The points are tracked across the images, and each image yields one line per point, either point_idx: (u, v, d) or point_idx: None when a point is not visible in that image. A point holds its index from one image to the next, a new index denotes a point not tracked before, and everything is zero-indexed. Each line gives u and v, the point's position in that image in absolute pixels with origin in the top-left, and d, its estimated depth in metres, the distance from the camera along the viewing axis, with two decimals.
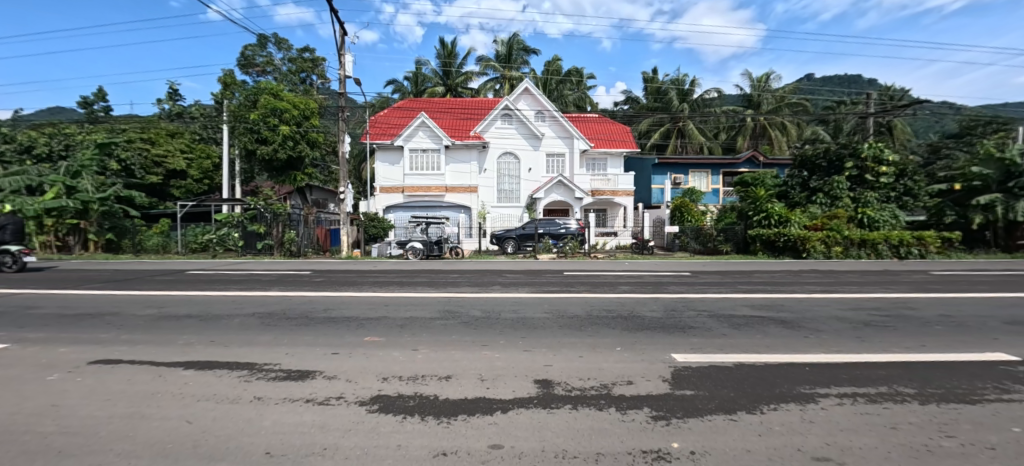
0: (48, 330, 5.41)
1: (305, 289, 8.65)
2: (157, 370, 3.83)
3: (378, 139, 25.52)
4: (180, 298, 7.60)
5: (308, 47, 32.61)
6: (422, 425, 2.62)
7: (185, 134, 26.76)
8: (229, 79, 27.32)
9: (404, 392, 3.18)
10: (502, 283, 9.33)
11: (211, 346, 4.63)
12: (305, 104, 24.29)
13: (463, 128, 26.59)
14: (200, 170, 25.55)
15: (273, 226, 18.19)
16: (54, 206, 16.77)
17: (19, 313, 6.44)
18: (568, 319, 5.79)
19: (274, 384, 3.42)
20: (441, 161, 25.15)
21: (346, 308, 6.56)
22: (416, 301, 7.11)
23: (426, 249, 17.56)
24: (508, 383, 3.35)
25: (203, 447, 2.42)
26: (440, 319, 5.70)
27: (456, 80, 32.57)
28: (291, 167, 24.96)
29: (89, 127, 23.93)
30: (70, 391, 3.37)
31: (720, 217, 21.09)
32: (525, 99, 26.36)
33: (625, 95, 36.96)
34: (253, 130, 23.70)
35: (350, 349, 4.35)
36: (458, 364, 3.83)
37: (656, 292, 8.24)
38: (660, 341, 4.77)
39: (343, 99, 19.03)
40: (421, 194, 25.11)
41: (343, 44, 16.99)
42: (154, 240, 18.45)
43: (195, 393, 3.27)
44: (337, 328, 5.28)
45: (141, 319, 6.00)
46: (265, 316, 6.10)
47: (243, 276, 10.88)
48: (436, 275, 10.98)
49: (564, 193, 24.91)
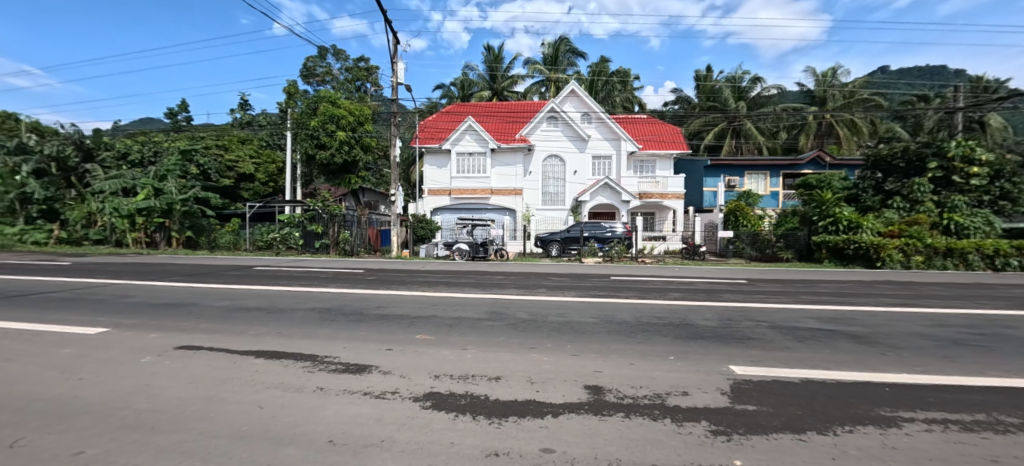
0: (140, 317, 6.06)
1: (360, 286, 9.07)
2: (232, 357, 4.16)
3: (427, 143, 26.31)
4: (250, 291, 8.26)
5: (363, 57, 34.36)
6: (473, 424, 2.65)
7: (253, 140, 29.12)
8: (293, 89, 29.23)
9: (455, 390, 3.24)
10: (548, 286, 9.29)
11: (275, 337, 4.96)
12: (360, 110, 25.66)
13: (509, 131, 26.80)
14: (267, 173, 28.00)
15: (330, 226, 19.26)
16: (144, 207, 18.83)
17: (118, 301, 7.29)
18: (616, 324, 5.65)
19: (335, 376, 3.60)
20: (487, 164, 25.49)
21: (397, 306, 6.83)
22: (463, 301, 7.23)
23: (472, 251, 17.92)
24: (558, 387, 3.32)
25: (273, 431, 2.60)
26: (487, 320, 5.78)
27: (503, 84, 32.96)
28: (346, 171, 26.49)
29: (174, 135, 26.57)
30: (158, 373, 3.74)
31: (781, 222, 19.75)
32: (572, 102, 26.25)
33: (675, 94, 35.68)
34: (313, 135, 25.14)
35: (403, 346, 4.50)
36: (508, 365, 3.85)
37: (709, 300, 7.87)
38: (717, 351, 4.54)
39: (396, 105, 19.76)
40: (468, 197, 25.53)
41: (396, 52, 17.69)
42: (227, 238, 20.19)
43: (265, 380, 3.52)
44: (389, 325, 5.49)
45: (218, 309, 6.57)
46: (324, 311, 6.46)
47: (304, 273, 11.60)
48: (482, 276, 11.13)
49: (610, 196, 24.45)
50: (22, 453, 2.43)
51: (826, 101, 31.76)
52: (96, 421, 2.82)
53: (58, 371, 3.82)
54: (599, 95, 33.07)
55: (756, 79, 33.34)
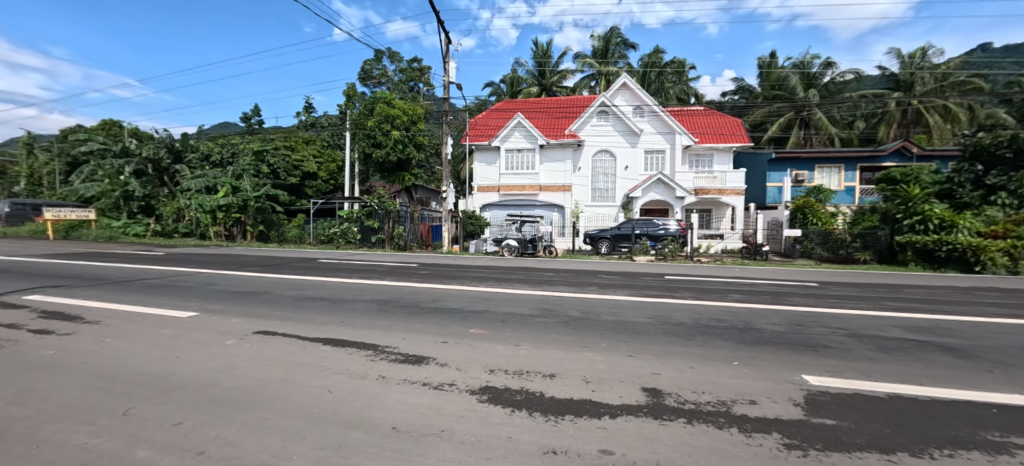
0: (223, 303, 6.67)
1: (414, 280, 9.40)
2: (303, 343, 4.48)
3: (477, 140, 26.72)
4: (315, 282, 8.84)
5: (416, 58, 35.46)
6: (529, 421, 2.66)
7: (316, 141, 31.03)
8: (352, 91, 30.70)
9: (511, 385, 3.27)
10: (599, 284, 9.12)
11: (339, 326, 5.26)
12: (413, 110, 26.57)
13: (558, 127, 26.55)
14: (328, 172, 29.85)
15: (385, 221, 20.21)
16: (224, 203, 20.74)
17: (204, 288, 8.07)
18: (673, 326, 5.44)
19: (395, 366, 3.75)
20: (536, 160, 25.42)
21: (450, 300, 7.00)
22: (514, 297, 7.28)
23: (520, 247, 18.02)
24: (615, 387, 3.25)
25: (342, 415, 2.76)
26: (539, 317, 5.78)
27: (552, 79, 32.71)
28: (400, 168, 27.58)
29: (249, 138, 29.00)
30: (241, 354, 4.11)
31: (857, 219, 18.05)
32: (624, 95, 25.52)
33: (735, 84, 33.60)
34: (370, 135, 26.33)
35: (458, 339, 4.61)
36: (563, 363, 3.82)
37: (775, 303, 7.36)
38: (787, 359, 4.23)
39: (447, 104, 20.19)
40: (516, 193, 25.64)
41: (448, 52, 18.08)
42: (293, 232, 21.71)
43: (333, 366, 3.75)
44: (444, 318, 5.64)
45: (288, 298, 7.09)
46: (382, 303, 6.76)
47: (363, 266, 12.23)
48: (531, 273, 11.14)
49: (664, 192, 23.54)
50: (133, 421, 2.77)
51: (912, 85, 28.52)
52: (190, 395, 3.14)
53: (159, 349, 4.31)
54: (652, 87, 31.87)
55: (829, 64, 30.65)
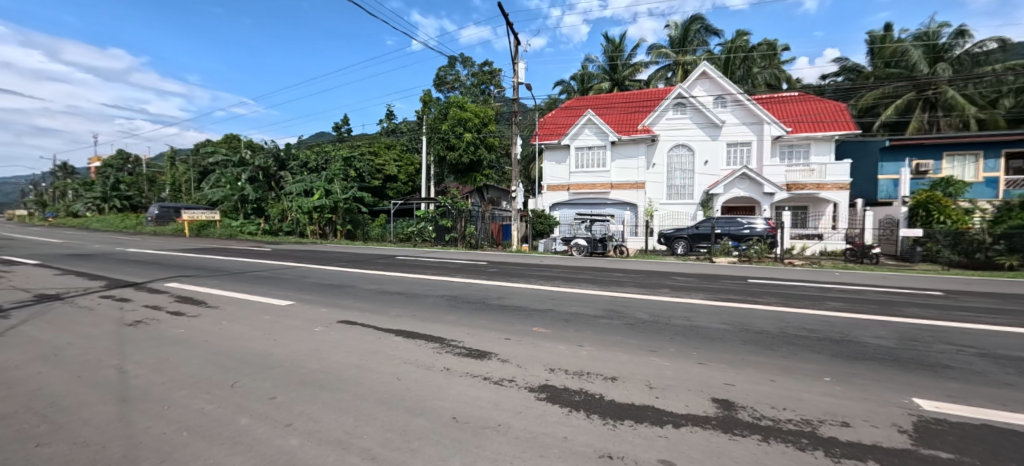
0: (315, 294, 7.43)
1: (482, 277, 9.65)
2: (378, 334, 4.83)
3: (547, 139, 26.66)
4: (393, 278, 9.48)
5: (487, 61, 36.38)
6: (587, 423, 2.62)
7: (397, 146, 33.25)
8: (427, 98, 32.20)
9: (570, 385, 3.24)
10: (672, 286, 8.66)
11: (411, 319, 5.59)
12: (484, 112, 27.37)
13: (631, 122, 25.58)
14: (407, 174, 31.83)
15: (458, 221, 21.10)
16: (319, 205, 23.06)
17: (301, 281, 9.05)
18: (753, 334, 4.98)
19: (460, 359, 3.90)
20: (608, 157, 24.76)
21: (516, 298, 7.09)
22: (579, 297, 7.17)
23: (590, 246, 17.67)
24: (681, 396, 3.07)
25: (407, 402, 2.94)
26: (605, 318, 5.63)
27: (624, 73, 31.68)
28: (472, 169, 28.63)
29: (339, 145, 31.87)
30: (326, 340, 4.56)
31: (1003, 216, 14.97)
32: (703, 84, 23.92)
33: (838, 65, 29.84)
34: (444, 138, 27.56)
35: (521, 337, 4.66)
36: (625, 367, 3.69)
37: (883, 314, 6.41)
38: (892, 377, 3.68)
39: (517, 105, 20.45)
40: (587, 192, 25.22)
41: (517, 53, 18.31)
42: (376, 230, 23.58)
43: (403, 356, 3.99)
44: (508, 316, 5.72)
45: (369, 292, 7.69)
46: (451, 299, 7.04)
47: (436, 263, 12.85)
48: (598, 273, 10.90)
49: (749, 188, 21.65)
50: (238, 392, 3.20)
51: None
52: (283, 374, 3.55)
53: (262, 332, 4.92)
54: (737, 74, 29.43)
55: (961, 34, 26.00)
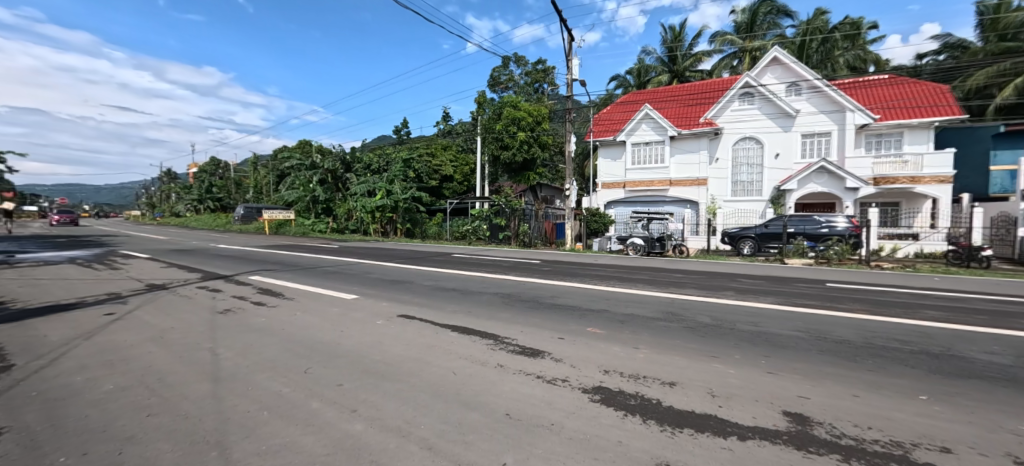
0: (377, 289, 7.85)
1: (535, 276, 9.66)
2: (435, 328, 5.00)
3: (602, 136, 26.06)
4: (449, 274, 9.78)
5: (541, 59, 36.36)
6: (643, 428, 2.54)
7: (452, 147, 34.29)
8: (482, 99, 32.81)
9: (626, 388, 3.16)
10: (738, 289, 8.13)
11: (466, 315, 5.73)
12: (538, 111, 27.34)
13: (692, 115, 24.32)
14: (463, 174, 32.67)
15: (511, 219, 21.29)
16: (381, 205, 24.35)
17: (364, 276, 9.61)
18: (832, 343, 4.54)
19: (514, 357, 3.93)
20: (666, 153, 23.76)
21: (569, 297, 7.02)
22: (635, 298, 6.95)
23: (647, 246, 17.05)
24: (747, 406, 2.88)
25: (462, 396, 3.02)
26: (663, 320, 5.41)
27: (684, 64, 30.25)
28: (526, 168, 28.79)
29: (399, 147, 33.41)
30: (386, 333, 4.81)
31: None
32: (775, 70, 22.19)
33: (940, 42, 26.35)
34: (498, 138, 27.98)
35: (574, 337, 4.61)
36: (685, 372, 3.53)
37: (995, 326, 5.56)
38: (1008, 400, 3.18)
39: (570, 102, 20.25)
40: (643, 189, 24.37)
41: (570, 50, 18.10)
42: (434, 229, 24.46)
43: (458, 351, 4.11)
44: (562, 315, 5.68)
45: (426, 288, 7.99)
46: (505, 296, 7.12)
47: (490, 261, 13.06)
48: (655, 273, 10.51)
49: (828, 183, 19.79)
50: (310, 378, 3.47)
51: None
52: (348, 363, 3.79)
53: (330, 324, 5.29)
54: (814, 58, 26.98)
55: None
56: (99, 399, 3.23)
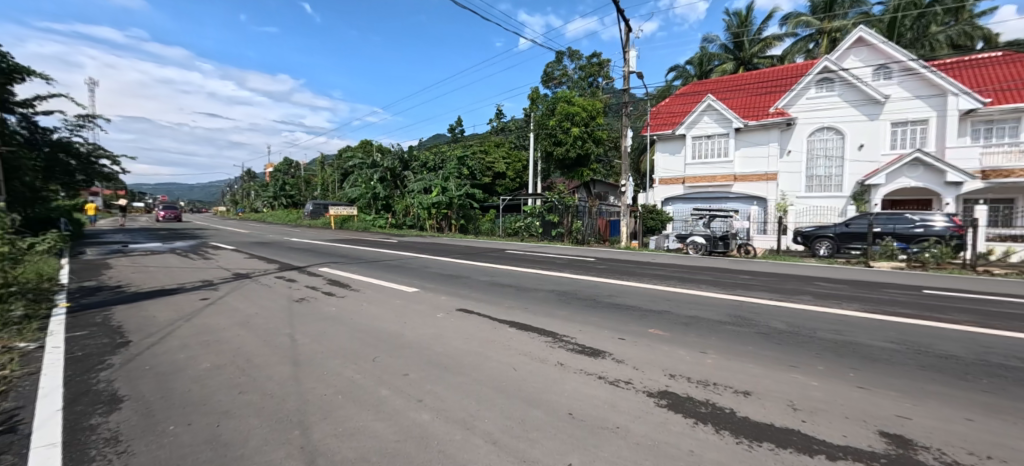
0: (435, 283, 8.10)
1: (591, 274, 9.49)
2: (493, 323, 5.07)
3: (660, 129, 25.01)
4: (504, 270, 9.88)
5: (595, 53, 35.61)
6: (716, 438, 2.40)
7: (505, 144, 34.61)
8: (535, 95, 32.75)
9: (695, 395, 3.00)
10: (815, 293, 7.47)
11: (523, 311, 5.76)
12: (592, 105, 26.78)
13: (761, 105, 22.65)
14: (515, 171, 32.85)
15: (564, 216, 21.14)
16: (437, 201, 25.12)
17: (423, 270, 9.96)
18: (935, 358, 4.03)
19: (573, 356, 3.88)
20: (731, 146, 22.33)
21: (628, 297, 6.82)
22: (699, 300, 6.60)
23: (709, 244, 16.15)
24: (835, 423, 2.62)
25: (523, 392, 3.02)
26: (732, 324, 5.09)
27: (752, 51, 28.25)
28: (579, 164, 28.35)
29: (454, 145, 34.27)
30: (447, 326, 4.95)
31: None
32: (860, 53, 20.09)
33: None
34: (552, 134, 27.78)
35: (636, 338, 4.46)
36: (761, 381, 3.29)
37: None
38: None
39: (628, 95, 19.60)
40: (705, 185, 23.10)
41: (628, 40, 17.50)
42: (487, 225, 24.81)
43: (517, 347, 4.13)
44: (621, 315, 5.53)
45: (482, 283, 8.13)
46: (561, 294, 7.07)
47: (544, 258, 13.02)
48: (719, 274, 9.91)
49: (924, 177, 17.65)
50: (378, 366, 3.65)
51: None
52: (412, 354, 3.94)
53: (394, 315, 5.54)
54: (907, 37, 24.08)
55: None
56: (199, 375, 3.61)
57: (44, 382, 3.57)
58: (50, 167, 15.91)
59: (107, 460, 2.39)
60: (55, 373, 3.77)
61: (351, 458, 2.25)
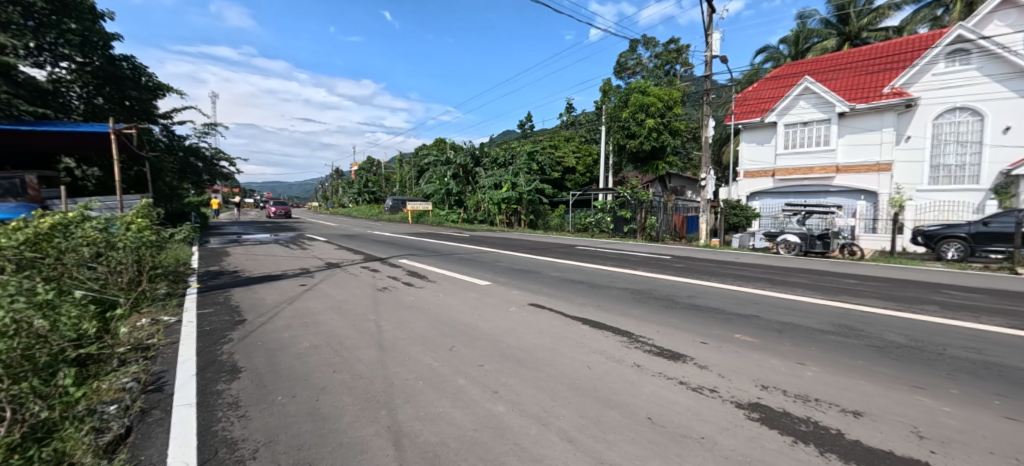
0: (507, 277, 8.24)
1: (668, 273, 9.03)
2: (566, 320, 5.02)
3: (746, 117, 22.98)
4: (575, 267, 9.76)
5: (673, 39, 33.64)
6: (820, 461, 2.15)
7: (575, 138, 34.10)
8: (607, 87, 31.81)
9: (792, 410, 2.72)
10: (943, 303, 6.40)
11: (596, 309, 5.64)
12: (669, 95, 25.41)
13: (872, 84, 19.81)
14: (586, 166, 32.27)
15: (638, 212, 20.34)
16: (507, 196, 25.49)
17: (495, 264, 10.17)
18: None
19: (652, 358, 3.72)
20: (833, 133, 19.87)
21: (710, 298, 6.38)
22: (793, 305, 5.98)
23: (804, 244, 14.51)
24: (977, 458, 2.22)
25: (599, 392, 2.95)
26: (835, 334, 4.55)
27: (860, 24, 24.82)
28: (654, 157, 27.02)
29: (524, 141, 34.51)
30: (519, 320, 4.99)
31: None
32: (1007, 16, 16.73)
33: None
34: (624, 126, 26.81)
35: (720, 343, 4.16)
36: (874, 401, 2.89)
37: None
38: None
39: (710, 82, 18.24)
40: (800, 178, 20.84)
41: (711, 22, 16.27)
42: (556, 220, 24.70)
43: (591, 345, 4.05)
44: (703, 317, 5.19)
45: (553, 279, 8.10)
46: (635, 293, 6.79)
47: (616, 254, 12.64)
48: (817, 277, 8.88)
49: None
50: (454, 355, 3.80)
51: None
52: (487, 346, 4.04)
53: (468, 307, 5.73)
54: None
55: None
56: (301, 353, 4.04)
57: (182, 351, 4.22)
58: (184, 170, 18.73)
59: (230, 421, 2.75)
60: (190, 343, 4.44)
61: (432, 443, 2.36)
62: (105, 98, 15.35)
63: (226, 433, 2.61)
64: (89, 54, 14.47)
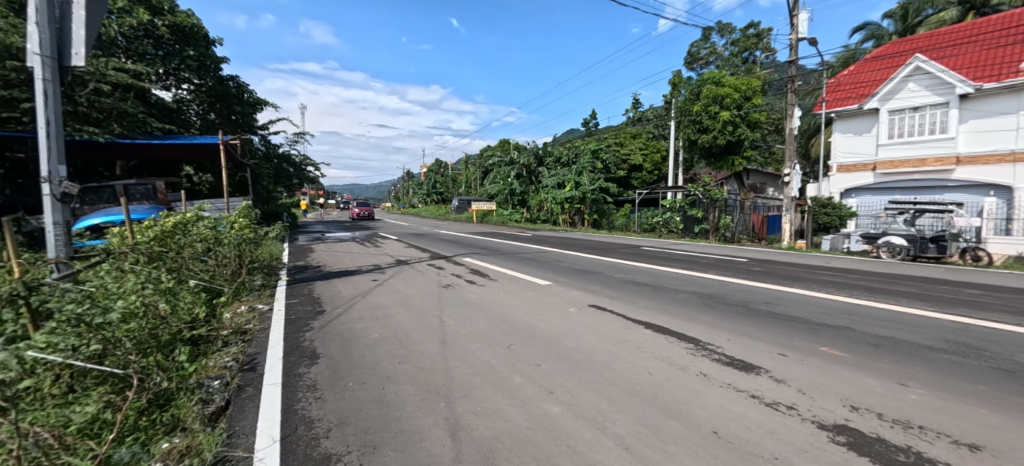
0: (568, 277, 8.16)
1: (743, 276, 8.38)
2: (627, 323, 4.87)
3: (840, 105, 20.58)
4: (640, 268, 9.41)
5: (753, 23, 31.11)
6: None
7: (642, 134, 32.86)
8: (677, 79, 30.25)
9: (888, 437, 2.40)
10: None
11: (660, 313, 5.40)
12: (747, 84, 23.60)
13: (1006, 60, 16.78)
14: (653, 163, 30.98)
15: (710, 211, 19.10)
16: (570, 196, 25.23)
17: (556, 264, 10.11)
18: None
19: (721, 368, 3.48)
20: (953, 119, 17.10)
21: (791, 306, 5.82)
22: (895, 316, 5.26)
23: (912, 248, 12.68)
24: None
25: (660, 400, 2.82)
26: (949, 352, 3.92)
27: None
28: (729, 152, 25.15)
29: (588, 139, 33.93)
30: (579, 322, 4.92)
31: None
32: None
33: None
34: (696, 120, 25.34)
35: (801, 355, 3.78)
36: (998, 434, 2.46)
37: None
38: None
39: (795, 67, 16.62)
40: (908, 172, 18.24)
41: (797, 2, 14.81)
42: (620, 220, 24.01)
43: (654, 351, 3.88)
44: (782, 326, 4.75)
45: (616, 280, 7.87)
46: (705, 297, 6.39)
47: (685, 256, 11.99)
48: (927, 285, 7.73)
49: None
50: (512, 353, 3.84)
51: None
52: (545, 346, 4.03)
53: (528, 306, 5.76)
54: None
55: None
56: (371, 343, 4.34)
57: (272, 336, 4.72)
58: (278, 175, 20.91)
59: (308, 402, 3.03)
60: (279, 330, 4.95)
61: (487, 437, 2.41)
62: (216, 114, 17.62)
63: (305, 411, 2.88)
64: (204, 77, 16.71)
